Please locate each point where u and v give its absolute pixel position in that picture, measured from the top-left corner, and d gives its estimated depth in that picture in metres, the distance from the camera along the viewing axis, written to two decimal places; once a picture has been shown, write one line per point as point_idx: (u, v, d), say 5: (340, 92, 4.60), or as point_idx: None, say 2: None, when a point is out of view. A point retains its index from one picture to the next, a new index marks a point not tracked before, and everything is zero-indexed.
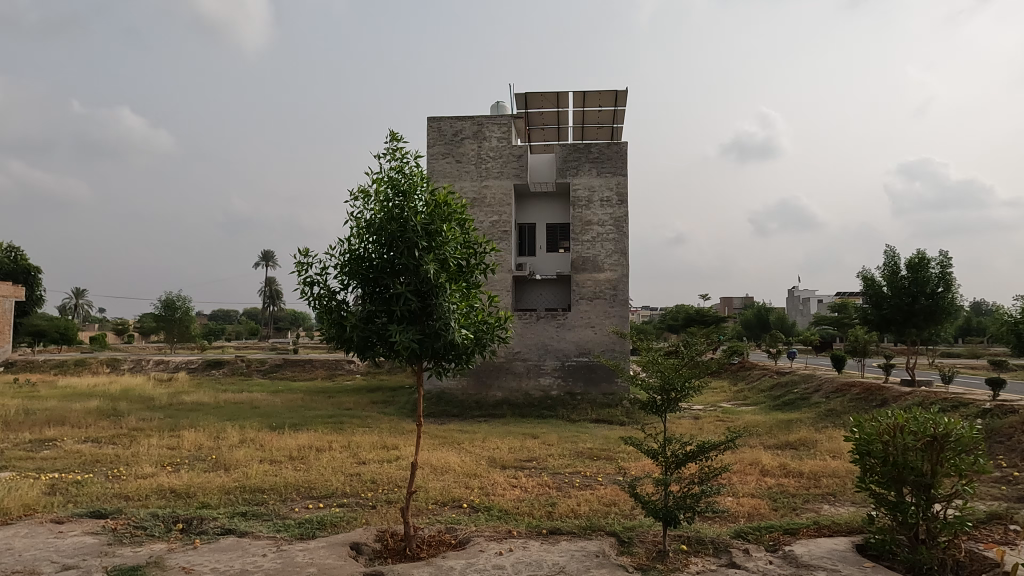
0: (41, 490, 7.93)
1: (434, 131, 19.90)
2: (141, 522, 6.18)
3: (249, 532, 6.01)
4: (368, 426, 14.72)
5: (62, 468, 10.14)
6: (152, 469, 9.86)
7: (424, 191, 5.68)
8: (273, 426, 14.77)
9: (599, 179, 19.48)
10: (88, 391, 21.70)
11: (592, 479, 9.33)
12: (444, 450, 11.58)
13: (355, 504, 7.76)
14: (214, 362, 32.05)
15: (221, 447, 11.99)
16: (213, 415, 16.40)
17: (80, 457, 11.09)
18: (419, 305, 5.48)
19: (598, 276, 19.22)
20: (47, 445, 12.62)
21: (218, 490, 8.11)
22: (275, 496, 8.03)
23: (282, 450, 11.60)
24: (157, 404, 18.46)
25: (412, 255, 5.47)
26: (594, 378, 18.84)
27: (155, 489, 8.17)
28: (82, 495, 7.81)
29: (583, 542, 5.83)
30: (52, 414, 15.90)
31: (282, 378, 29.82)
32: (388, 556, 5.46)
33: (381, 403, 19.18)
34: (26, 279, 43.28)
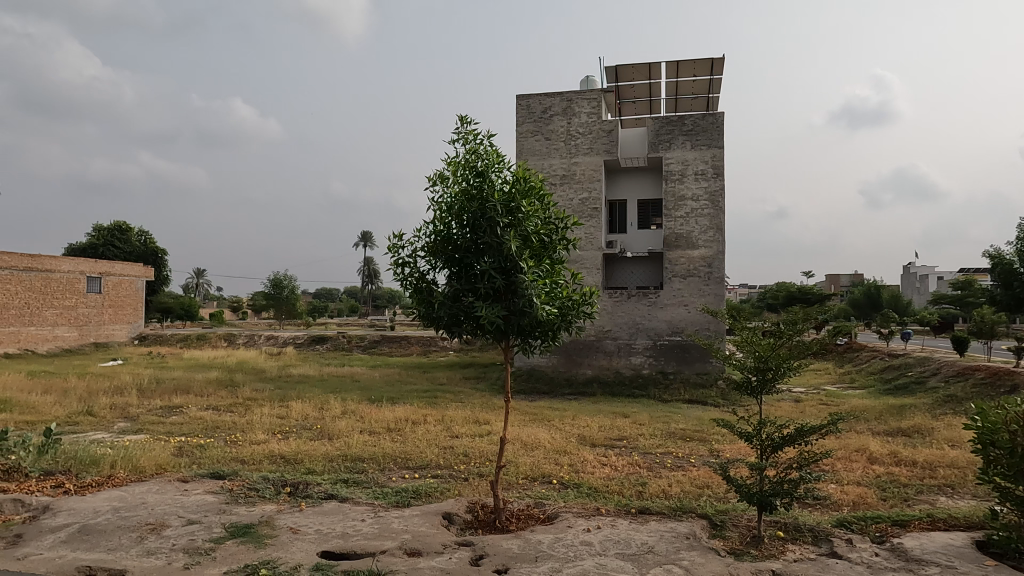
0: (170, 452, 8.76)
1: (523, 109, 19.89)
2: (255, 484, 6.68)
3: (349, 498, 6.36)
4: (461, 401, 15.14)
5: (187, 433, 11.14)
6: (264, 436, 10.63)
7: (502, 169, 5.67)
8: (372, 399, 15.50)
9: (693, 152, 18.77)
10: (209, 363, 23.64)
11: (684, 461, 9.14)
12: (534, 427, 11.70)
13: (448, 475, 8.02)
14: (319, 338, 33.92)
15: (325, 418, 12.75)
16: (317, 388, 17.41)
17: (203, 423, 12.13)
18: (503, 282, 5.51)
19: (693, 253, 18.62)
20: (175, 411, 13.89)
21: (322, 458, 8.64)
22: (375, 466, 8.45)
23: (381, 422, 12.17)
24: (268, 377, 19.84)
25: (494, 233, 5.52)
26: (687, 358, 18.38)
27: (267, 454, 8.82)
28: (205, 457, 8.56)
29: (674, 523, 5.72)
30: (179, 383, 17.49)
31: (381, 353, 31.17)
32: (479, 527, 5.62)
33: (473, 379, 19.68)
34: (155, 261, 47.57)
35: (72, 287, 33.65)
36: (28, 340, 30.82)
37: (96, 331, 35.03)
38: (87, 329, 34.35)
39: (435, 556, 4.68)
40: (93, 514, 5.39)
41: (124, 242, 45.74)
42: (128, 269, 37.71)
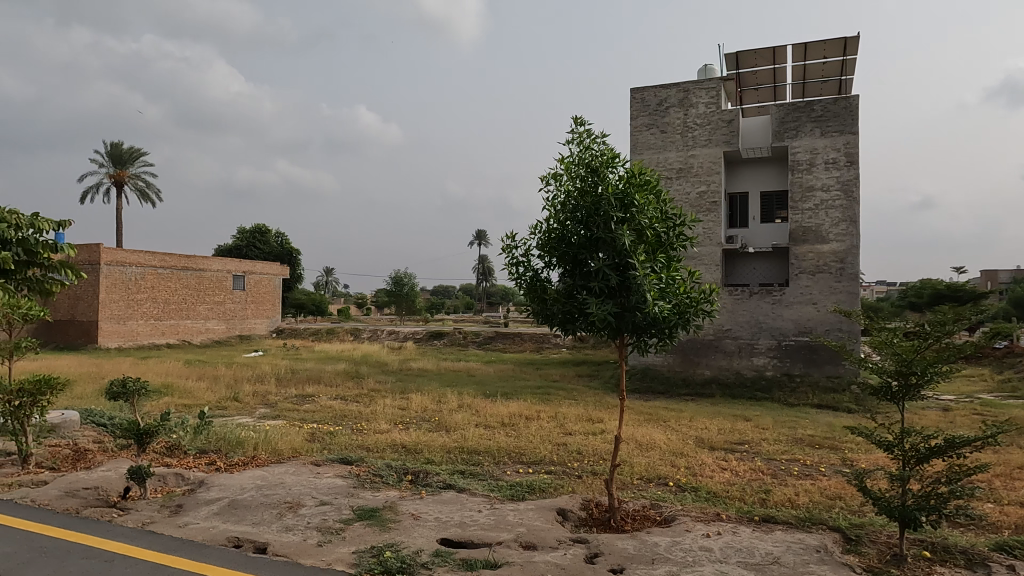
0: (304, 437, 9.45)
1: (637, 102, 19.52)
2: (380, 471, 7.05)
3: (467, 489, 6.55)
4: (574, 398, 15.12)
5: (319, 420, 11.95)
6: (387, 426, 11.19)
7: (616, 164, 5.58)
8: (487, 394, 15.86)
9: (823, 139, 17.54)
10: (337, 355, 25.25)
11: (813, 469, 8.58)
12: (649, 427, 11.46)
13: (562, 472, 8.05)
14: (437, 334, 35.19)
15: (443, 411, 13.21)
16: (436, 381, 18.08)
17: (332, 412, 12.98)
18: (617, 280, 5.43)
19: (822, 248, 17.40)
20: (308, 399, 14.97)
21: (440, 449, 8.96)
22: (490, 459, 8.65)
23: (495, 416, 12.42)
24: (390, 370, 20.85)
25: (607, 229, 5.45)
26: (816, 360, 17.22)
27: (389, 443, 9.26)
28: (334, 444, 9.15)
29: (801, 534, 5.39)
30: (311, 374, 18.83)
31: (495, 349, 31.83)
32: (593, 525, 5.59)
33: (586, 377, 19.59)
34: (290, 261, 51.47)
35: (221, 284, 37.14)
36: (185, 332, 34.41)
37: (241, 325, 38.48)
38: (233, 322, 37.80)
39: (551, 551, 4.71)
40: (240, 490, 5.92)
41: (264, 244, 49.85)
42: (267, 267, 41.05)
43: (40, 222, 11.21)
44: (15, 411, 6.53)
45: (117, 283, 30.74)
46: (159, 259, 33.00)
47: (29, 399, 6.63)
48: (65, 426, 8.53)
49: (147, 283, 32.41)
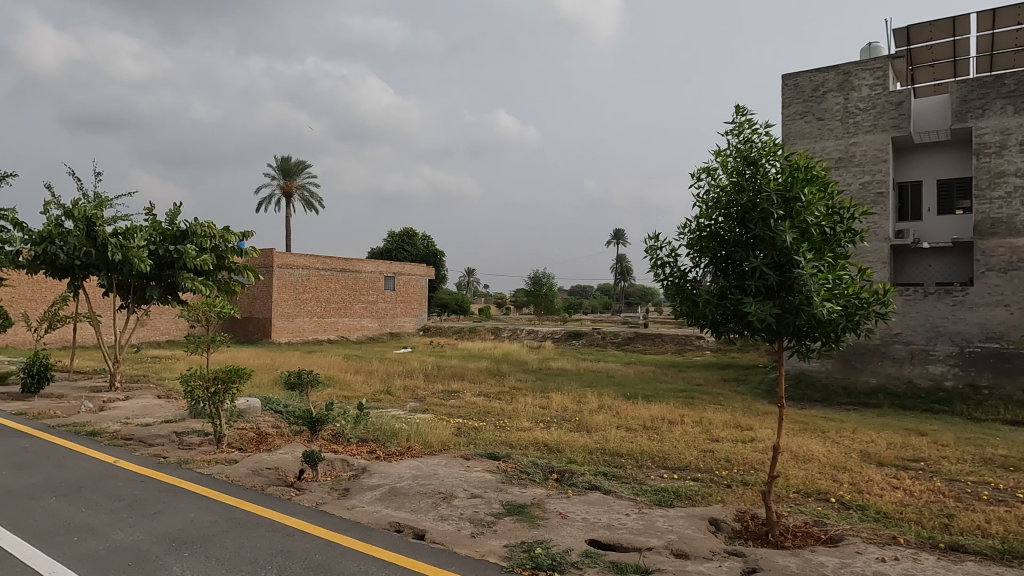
0: (451, 431, 9.89)
1: (790, 90, 18.29)
2: (526, 468, 7.18)
3: (612, 491, 6.49)
4: (720, 403, 14.46)
5: (464, 415, 12.45)
6: (529, 424, 11.39)
7: (777, 157, 5.26)
8: (627, 395, 15.63)
9: (1017, 117, 15.35)
10: (479, 353, 26.15)
11: (1008, 495, 7.51)
12: (806, 437, 10.66)
13: (709, 480, 7.72)
14: (575, 334, 35.25)
15: (583, 411, 13.19)
16: (575, 381, 18.12)
17: (477, 408, 13.44)
18: (777, 279, 5.12)
19: (1017, 241, 15.22)
20: (453, 395, 15.62)
21: (582, 450, 8.95)
22: (633, 462, 8.50)
23: (637, 419, 12.20)
24: (530, 368, 21.23)
25: (767, 226, 5.14)
26: (1008, 370, 15.08)
27: (532, 441, 9.43)
28: (480, 439, 9.47)
29: (999, 568, 4.74)
30: (456, 371, 19.64)
31: (634, 350, 31.27)
32: (749, 538, 5.30)
33: (733, 381, 18.66)
34: (435, 262, 54.07)
35: (374, 285, 39.86)
36: (343, 329, 37.37)
37: (391, 322, 41.05)
38: (385, 320, 40.43)
39: (705, 561, 4.53)
40: (398, 479, 6.30)
41: (411, 246, 52.83)
42: (415, 269, 43.42)
43: (228, 233, 12.84)
44: (211, 396, 7.44)
45: (287, 284, 34.06)
46: (321, 261, 36.09)
47: (223, 386, 7.52)
48: (250, 411, 9.61)
49: (311, 283, 35.58)
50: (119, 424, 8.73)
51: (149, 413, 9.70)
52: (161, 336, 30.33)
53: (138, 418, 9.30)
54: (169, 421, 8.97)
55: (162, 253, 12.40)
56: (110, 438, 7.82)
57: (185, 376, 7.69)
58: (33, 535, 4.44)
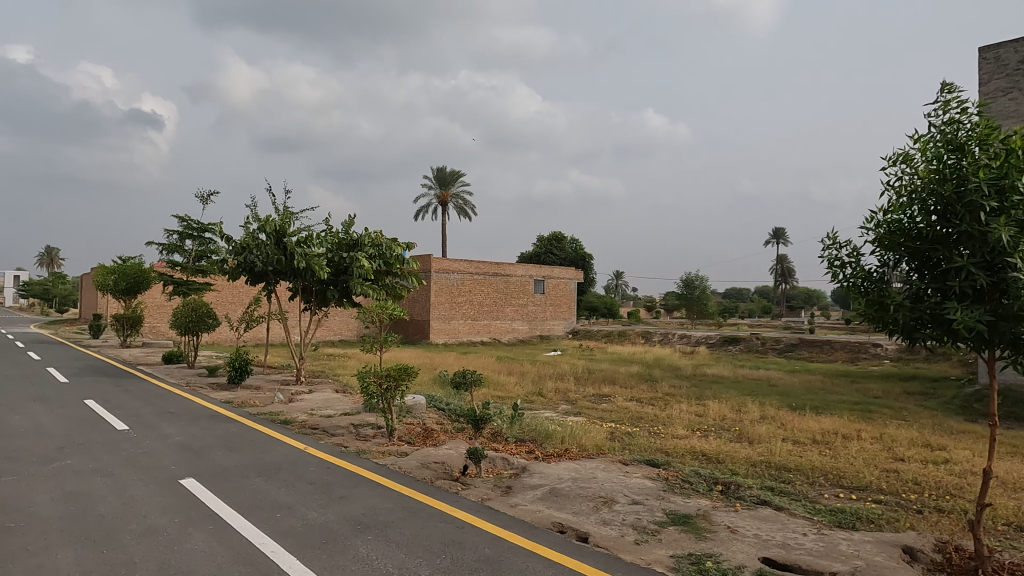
0: (606, 435, 9.84)
1: (990, 64, 16.09)
2: (688, 478, 6.93)
3: (784, 508, 6.08)
4: (905, 419, 13.00)
5: (616, 420, 12.32)
6: (685, 432, 11.01)
7: (990, 142, 4.64)
8: (793, 406, 14.57)
9: None
10: (630, 358, 25.76)
11: None
12: (1016, 463, 9.25)
13: (895, 503, 6.96)
14: (731, 339, 33.52)
15: (744, 421, 12.50)
16: (733, 389, 17.23)
17: (629, 413, 13.24)
18: (988, 282, 4.48)
19: None
20: (605, 399, 15.52)
21: (744, 461, 8.48)
22: (803, 478, 7.90)
23: (805, 431, 11.32)
24: (684, 374, 20.52)
25: (977, 220, 4.53)
26: None
27: (690, 450, 9.10)
28: (634, 444, 9.33)
29: None
30: (606, 374, 19.51)
31: (798, 357, 29.08)
32: (952, 573, 4.70)
33: (920, 395, 16.68)
34: (584, 265, 54.15)
35: (524, 288, 40.76)
36: (495, 331, 38.62)
37: (541, 325, 41.73)
38: (534, 323, 41.18)
39: None
40: (558, 480, 6.37)
41: (560, 250, 53.38)
42: (564, 272, 43.73)
43: (394, 244, 13.77)
44: (383, 392, 8.01)
45: (443, 288, 35.90)
46: (475, 266, 37.58)
47: (394, 383, 8.07)
48: (416, 407, 10.24)
49: (465, 287, 37.17)
50: (306, 415, 9.71)
51: (329, 405, 10.69)
52: (335, 335, 33.30)
53: (321, 409, 10.27)
54: (347, 414, 9.80)
55: (338, 260, 13.61)
56: (299, 426, 8.71)
57: (361, 373, 8.36)
58: (246, 509, 5.06)
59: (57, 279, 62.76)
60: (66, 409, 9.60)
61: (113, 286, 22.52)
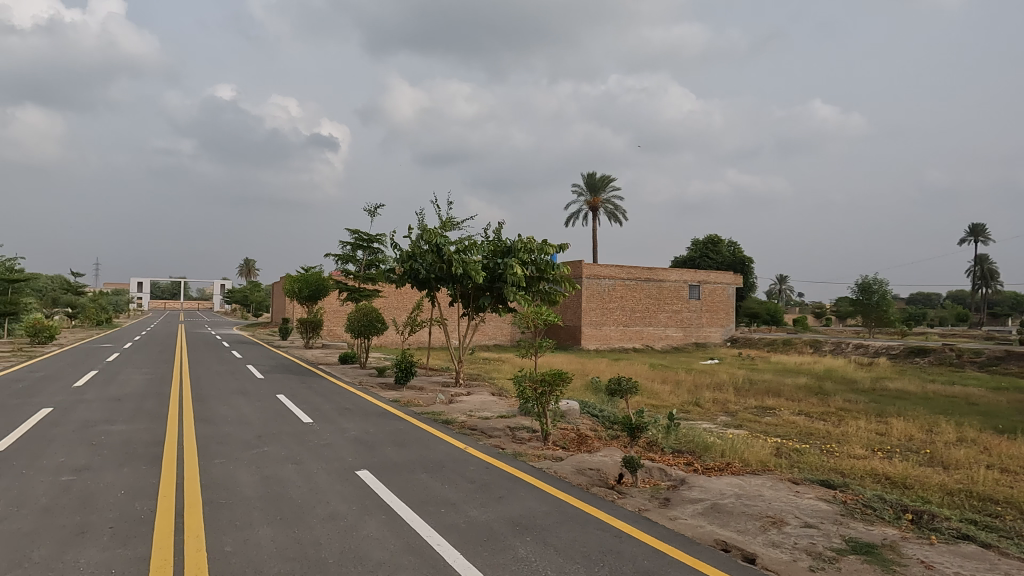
0: (771, 451, 9.21)
1: None
2: (869, 503, 6.27)
3: (992, 546, 5.28)
4: None
5: (782, 435, 11.50)
6: (863, 451, 9.98)
7: None
8: (999, 428, 12.65)
9: None
10: (796, 368, 23.91)
11: None
12: None
13: None
14: (918, 351, 29.88)
15: (936, 442, 11.08)
16: (921, 406, 15.34)
17: (797, 427, 12.29)
18: None
19: None
20: (768, 412, 14.54)
21: (939, 489, 7.50)
22: (1015, 512, 6.80)
23: (1016, 459, 9.77)
24: (861, 388, 18.64)
25: None
26: None
27: (871, 472, 8.23)
28: (804, 462, 8.63)
29: None
30: (770, 386, 18.27)
31: (1005, 373, 25.21)
32: None
33: None
34: (743, 269, 51.29)
35: (678, 294, 39.46)
36: (648, 338, 37.79)
37: (696, 332, 40.12)
38: (689, 330, 39.70)
39: None
40: (720, 495, 6.06)
41: (716, 254, 51.06)
42: (721, 277, 41.65)
43: (546, 246, 13.92)
44: (538, 396, 8.13)
45: (594, 294, 35.84)
46: (626, 271, 37.07)
47: (549, 388, 8.13)
48: (570, 413, 10.29)
49: (617, 293, 36.80)
50: (465, 416, 10.15)
51: (486, 407, 11.08)
52: (490, 340, 34.50)
53: (479, 411, 10.67)
54: (503, 416, 10.10)
55: (493, 267, 14.06)
56: (460, 427, 9.12)
57: (517, 377, 8.56)
58: (414, 502, 5.38)
59: (254, 287, 71.54)
60: (263, 402, 10.88)
61: (299, 293, 25.20)
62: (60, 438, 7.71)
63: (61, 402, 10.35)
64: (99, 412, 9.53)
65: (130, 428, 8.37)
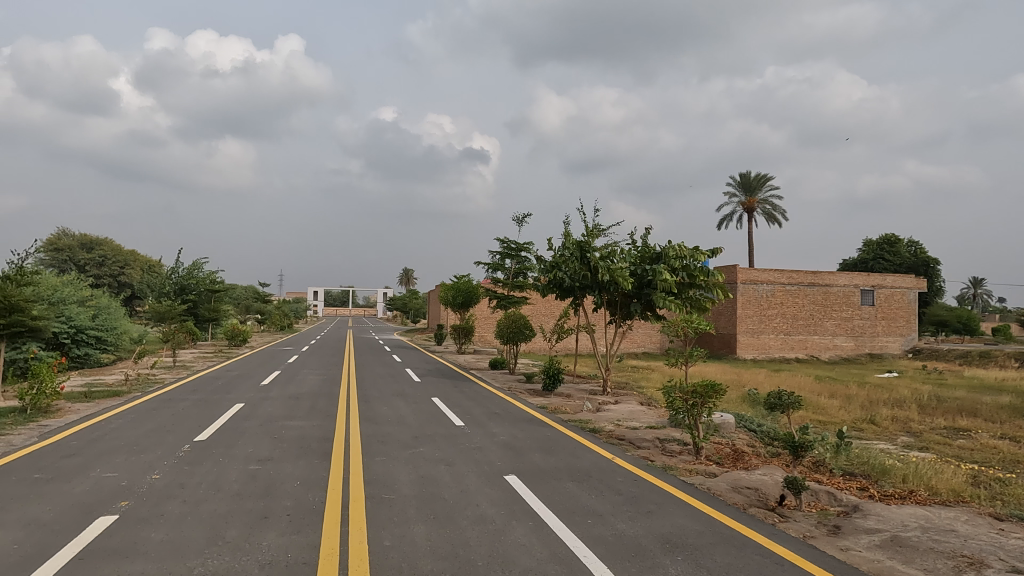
0: (965, 479, 8.07)
1: None
2: None
3: None
4: None
5: (979, 461, 10.04)
6: None
7: None
8: None
9: None
10: (998, 385, 20.75)
11: None
12: None
13: None
14: None
15: None
16: None
17: (999, 454, 10.65)
18: None
19: None
20: (962, 434, 12.76)
21: None
22: None
23: None
24: None
25: None
26: None
27: None
28: (1009, 495, 7.44)
29: None
30: (963, 404, 16.03)
31: None
32: None
33: None
34: (927, 271, 45.63)
35: (848, 300, 36.01)
36: (813, 347, 34.92)
37: (871, 342, 36.36)
38: (862, 339, 36.07)
39: None
40: (902, 527, 5.38)
41: (893, 255, 46.09)
42: (900, 280, 37.39)
43: (697, 252, 13.40)
44: (689, 408, 7.77)
45: (751, 300, 33.84)
46: (787, 276, 34.57)
47: (701, 400, 7.73)
48: (724, 427, 9.77)
49: (776, 299, 34.44)
50: (612, 425, 9.99)
51: (635, 417, 10.83)
52: (639, 348, 33.83)
53: (627, 421, 10.46)
54: (653, 427, 9.82)
55: (641, 273, 13.80)
56: (607, 436, 9.00)
57: (667, 387, 8.25)
58: (561, 511, 5.37)
59: (412, 295, 76.07)
60: (419, 404, 11.52)
61: (452, 301, 26.44)
62: (249, 430, 8.70)
63: (251, 398, 11.69)
64: (281, 408, 10.63)
65: (305, 424, 9.27)
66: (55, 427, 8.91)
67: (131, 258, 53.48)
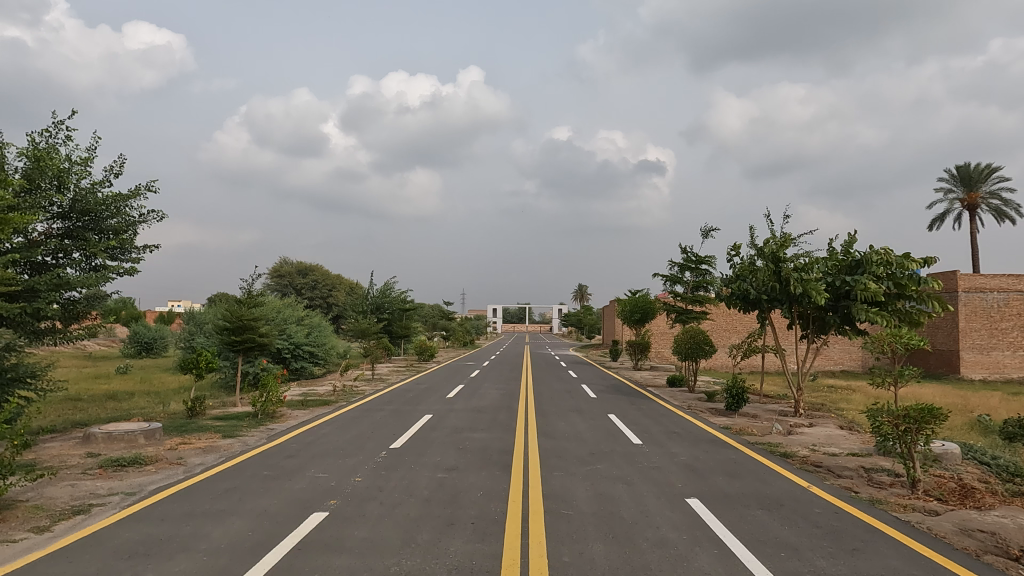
0: None
1: None
2: None
3: None
4: None
5: None
6: None
7: None
8: None
9: None
10: None
11: None
12: None
13: None
14: None
15: None
16: None
17: None
18: None
19: None
20: None
21: None
22: None
23: None
24: None
25: None
26: None
27: None
28: None
29: None
30: None
31: None
32: None
33: None
34: None
35: None
36: None
37: None
38: None
39: None
40: None
41: None
42: None
43: (908, 260, 11.84)
44: (902, 435, 6.82)
45: (978, 311, 29.17)
46: None
47: (915, 426, 6.77)
48: (947, 458, 8.46)
49: (1012, 309, 29.33)
50: (808, 450, 9.13)
51: (834, 442, 9.80)
52: (836, 366, 30.77)
53: (826, 446, 9.51)
54: (857, 455, 8.81)
55: (838, 283, 12.54)
56: (802, 462, 8.25)
57: (872, 411, 7.34)
58: (749, 541, 5.01)
59: (586, 310, 76.20)
60: (595, 420, 11.50)
61: (629, 316, 26.14)
62: (437, 440, 9.30)
63: (439, 411, 12.49)
64: (464, 421, 11.22)
65: (486, 436, 9.69)
66: (279, 431, 10.24)
67: (336, 282, 60.24)
